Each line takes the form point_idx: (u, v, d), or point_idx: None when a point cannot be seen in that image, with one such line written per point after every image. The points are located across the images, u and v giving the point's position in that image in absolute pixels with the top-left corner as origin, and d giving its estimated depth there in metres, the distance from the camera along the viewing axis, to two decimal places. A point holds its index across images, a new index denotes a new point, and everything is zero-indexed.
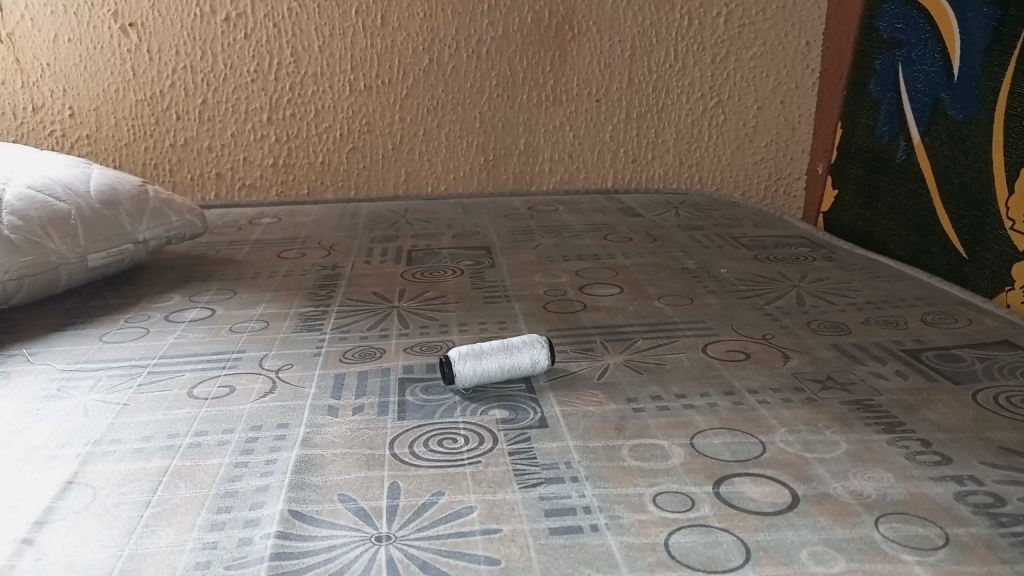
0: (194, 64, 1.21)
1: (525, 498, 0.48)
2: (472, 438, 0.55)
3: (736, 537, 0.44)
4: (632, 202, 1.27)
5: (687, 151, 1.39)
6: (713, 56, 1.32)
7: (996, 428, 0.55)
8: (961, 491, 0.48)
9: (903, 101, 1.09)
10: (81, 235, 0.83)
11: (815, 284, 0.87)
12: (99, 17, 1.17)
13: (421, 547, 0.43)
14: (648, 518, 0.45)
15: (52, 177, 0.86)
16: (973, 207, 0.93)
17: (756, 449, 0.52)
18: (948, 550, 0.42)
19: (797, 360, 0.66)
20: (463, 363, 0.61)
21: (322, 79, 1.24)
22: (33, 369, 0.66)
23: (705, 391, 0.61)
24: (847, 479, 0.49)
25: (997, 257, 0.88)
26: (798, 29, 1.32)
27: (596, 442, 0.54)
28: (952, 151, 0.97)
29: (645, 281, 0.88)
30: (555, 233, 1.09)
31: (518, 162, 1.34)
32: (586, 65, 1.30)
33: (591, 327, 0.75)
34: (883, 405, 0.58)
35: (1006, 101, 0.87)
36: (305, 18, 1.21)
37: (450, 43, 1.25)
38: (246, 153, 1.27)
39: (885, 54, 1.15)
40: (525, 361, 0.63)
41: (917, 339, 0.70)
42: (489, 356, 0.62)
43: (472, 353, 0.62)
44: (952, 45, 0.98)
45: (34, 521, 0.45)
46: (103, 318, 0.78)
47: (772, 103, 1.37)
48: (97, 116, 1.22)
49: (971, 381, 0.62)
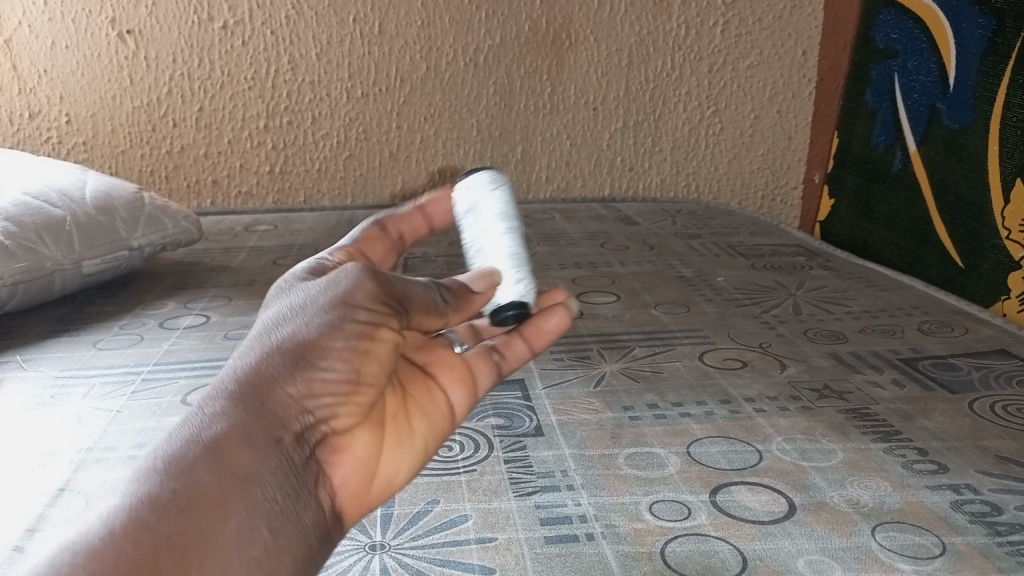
0: (192, 71, 1.21)
1: (521, 507, 0.47)
2: (466, 446, 0.55)
3: (733, 546, 0.43)
4: (630, 211, 1.27)
5: (684, 160, 1.39)
6: (711, 65, 1.33)
7: (993, 436, 0.55)
8: (957, 499, 0.47)
9: (899, 110, 1.09)
10: (76, 241, 0.83)
11: (812, 292, 0.87)
12: (97, 24, 1.17)
13: (414, 556, 0.43)
14: (643, 527, 0.45)
15: (46, 184, 0.85)
16: (969, 216, 0.93)
17: (753, 458, 0.52)
18: (944, 558, 0.42)
19: (794, 368, 0.66)
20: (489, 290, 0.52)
21: (319, 87, 1.24)
22: (25, 377, 0.66)
23: (702, 400, 0.60)
24: (844, 488, 0.49)
25: (993, 266, 0.89)
26: (795, 38, 1.33)
27: (592, 450, 0.53)
28: (949, 161, 0.97)
29: (642, 289, 0.88)
30: (552, 241, 1.09)
31: (515, 170, 1.35)
32: (584, 74, 1.31)
33: (588, 335, 0.75)
34: (880, 413, 0.58)
35: (1001, 111, 0.87)
36: (302, 25, 1.21)
37: (447, 51, 1.25)
38: (242, 160, 1.27)
39: (882, 64, 1.15)
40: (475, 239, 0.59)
41: (914, 348, 0.70)
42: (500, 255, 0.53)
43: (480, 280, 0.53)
44: (948, 55, 0.98)
45: (26, 529, 0.45)
46: (97, 325, 0.78)
47: (769, 113, 1.37)
48: (94, 123, 1.22)
49: (969, 390, 0.62)
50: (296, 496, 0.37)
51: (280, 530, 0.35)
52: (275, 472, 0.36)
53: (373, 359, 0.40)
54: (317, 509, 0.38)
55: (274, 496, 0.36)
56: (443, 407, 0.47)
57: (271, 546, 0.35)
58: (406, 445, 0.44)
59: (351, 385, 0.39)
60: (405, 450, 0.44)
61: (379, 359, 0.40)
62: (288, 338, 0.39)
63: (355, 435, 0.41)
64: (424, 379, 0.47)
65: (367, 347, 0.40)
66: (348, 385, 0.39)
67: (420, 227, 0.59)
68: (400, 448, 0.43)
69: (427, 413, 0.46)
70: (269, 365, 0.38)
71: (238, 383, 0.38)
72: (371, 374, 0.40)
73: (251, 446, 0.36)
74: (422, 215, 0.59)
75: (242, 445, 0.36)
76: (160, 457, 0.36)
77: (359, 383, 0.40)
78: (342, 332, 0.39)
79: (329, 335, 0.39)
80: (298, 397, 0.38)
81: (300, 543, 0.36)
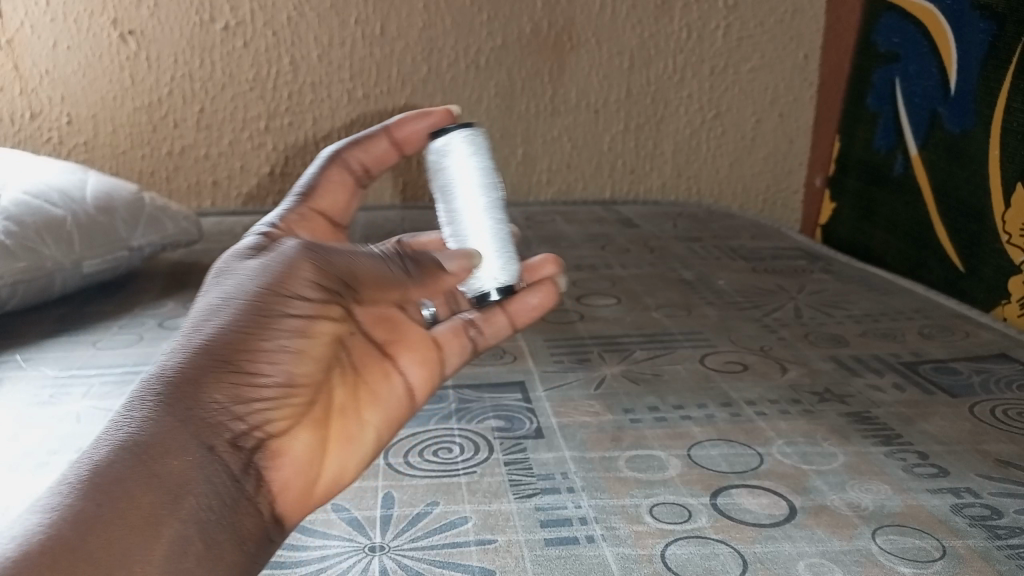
0: (193, 72, 1.21)
1: (521, 509, 0.47)
2: (467, 447, 0.55)
3: (734, 549, 0.43)
4: (631, 214, 1.27)
5: (685, 164, 1.39)
6: (712, 68, 1.33)
7: (993, 440, 0.55)
8: (957, 503, 0.47)
9: (901, 114, 1.09)
10: (76, 241, 0.82)
11: (813, 296, 0.87)
12: (99, 25, 1.17)
13: (414, 558, 0.43)
14: (644, 529, 0.45)
15: (47, 184, 0.85)
16: (970, 220, 0.93)
17: (754, 461, 0.52)
18: (945, 562, 0.42)
19: (795, 372, 0.66)
20: (477, 273, 0.55)
21: (320, 88, 1.24)
22: (25, 376, 0.65)
23: (703, 403, 0.60)
24: (845, 491, 0.49)
25: (993, 270, 0.89)
26: (797, 41, 1.33)
27: (593, 452, 0.53)
28: (949, 165, 0.97)
29: (643, 292, 0.88)
30: (553, 243, 1.09)
31: (516, 172, 1.35)
32: (585, 76, 1.31)
33: (589, 337, 0.75)
34: (880, 417, 0.58)
35: (1002, 116, 0.87)
36: (304, 27, 1.21)
37: (449, 53, 1.25)
38: (242, 161, 1.27)
39: (883, 68, 1.15)
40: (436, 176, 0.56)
41: (915, 351, 0.70)
42: (486, 238, 0.55)
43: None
44: (949, 60, 0.98)
45: None
46: (97, 325, 0.78)
47: (770, 116, 1.38)
48: (95, 123, 1.21)
49: (969, 394, 0.62)
50: (231, 502, 0.39)
51: (216, 537, 0.38)
52: (209, 480, 0.39)
53: (308, 360, 0.44)
54: (255, 514, 0.40)
55: (209, 503, 0.38)
56: (400, 390, 0.50)
57: (205, 556, 0.37)
58: (352, 439, 0.47)
59: (283, 389, 0.43)
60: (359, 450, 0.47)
61: (311, 359, 0.44)
62: (217, 344, 0.41)
63: (299, 437, 0.44)
64: (383, 362, 0.50)
65: (299, 349, 0.44)
66: (279, 389, 0.43)
67: (351, 186, 0.57)
68: (347, 445, 0.46)
69: (382, 402, 0.49)
70: (198, 372, 0.41)
71: (167, 392, 0.40)
72: (303, 375, 0.44)
73: (184, 454, 0.38)
74: (350, 173, 0.57)
75: (175, 454, 0.38)
76: (86, 468, 0.37)
77: (291, 385, 0.43)
78: (273, 336, 0.43)
79: (260, 341, 0.42)
80: (229, 403, 0.41)
81: (235, 549, 0.39)
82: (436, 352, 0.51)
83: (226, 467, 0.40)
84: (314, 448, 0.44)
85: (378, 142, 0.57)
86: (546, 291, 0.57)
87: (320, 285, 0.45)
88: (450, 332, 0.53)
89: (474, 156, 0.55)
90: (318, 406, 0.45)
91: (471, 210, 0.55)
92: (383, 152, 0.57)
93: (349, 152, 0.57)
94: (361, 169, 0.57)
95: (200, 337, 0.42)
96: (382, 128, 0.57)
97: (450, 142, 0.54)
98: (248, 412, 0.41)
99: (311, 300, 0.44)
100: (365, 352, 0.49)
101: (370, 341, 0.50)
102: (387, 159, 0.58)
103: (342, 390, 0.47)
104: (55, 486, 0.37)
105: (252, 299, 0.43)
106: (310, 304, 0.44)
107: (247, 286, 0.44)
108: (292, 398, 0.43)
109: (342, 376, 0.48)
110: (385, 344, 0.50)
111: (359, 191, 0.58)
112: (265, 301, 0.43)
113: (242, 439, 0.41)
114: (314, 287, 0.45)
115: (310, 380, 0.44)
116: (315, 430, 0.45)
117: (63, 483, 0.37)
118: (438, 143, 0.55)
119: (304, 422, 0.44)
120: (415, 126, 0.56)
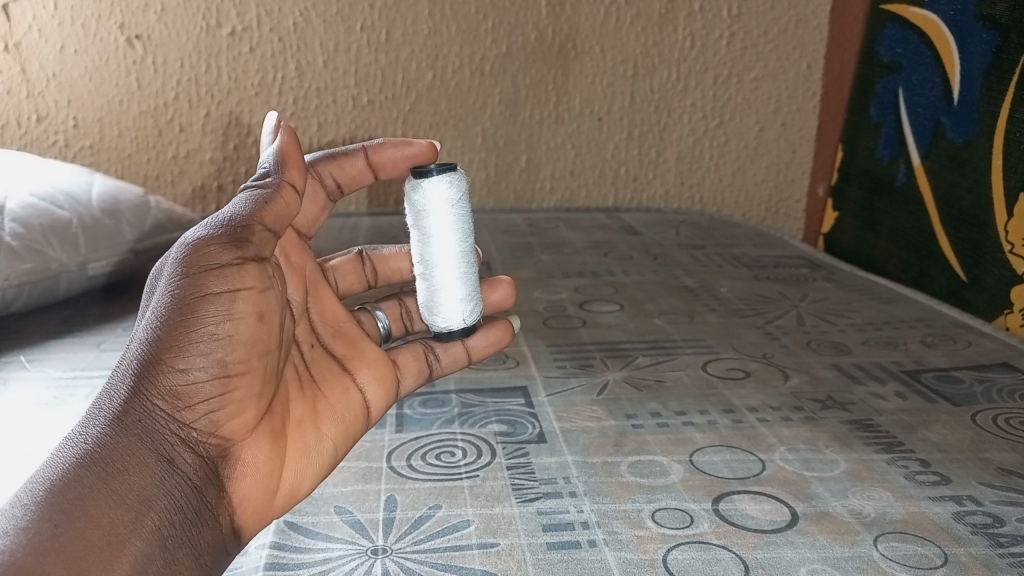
0: (200, 77, 1.22)
1: (524, 513, 0.47)
2: (469, 451, 0.55)
3: (735, 554, 0.43)
4: (634, 221, 1.28)
5: (687, 172, 1.40)
6: (715, 77, 1.34)
7: (996, 449, 0.55)
8: (959, 510, 0.47)
9: (903, 125, 1.10)
10: (82, 243, 0.83)
11: (815, 304, 0.87)
12: (107, 29, 1.17)
13: (417, 560, 0.43)
14: (646, 534, 0.45)
15: (55, 185, 0.86)
16: (973, 231, 0.93)
17: (756, 467, 0.52)
18: (946, 569, 0.42)
19: (797, 379, 0.66)
20: (444, 311, 0.58)
21: (325, 94, 1.25)
22: (30, 377, 0.66)
23: (705, 409, 0.60)
24: (847, 497, 0.49)
25: (996, 280, 0.89)
26: (800, 51, 1.34)
27: (595, 457, 0.53)
28: (952, 175, 0.97)
29: (645, 299, 0.88)
30: (556, 250, 1.10)
31: (519, 179, 1.36)
32: (589, 84, 1.31)
33: (591, 343, 0.75)
34: (882, 425, 0.58)
35: (1006, 126, 0.87)
36: (310, 32, 1.21)
37: (453, 60, 1.26)
38: (247, 165, 1.28)
39: (885, 78, 1.16)
40: (416, 210, 0.56)
41: (917, 360, 0.70)
42: (455, 280, 0.57)
43: (432, 298, 0.58)
44: (952, 70, 0.99)
45: None
46: (101, 326, 0.78)
47: (773, 125, 1.39)
48: (101, 126, 1.22)
49: (971, 403, 0.62)
50: (190, 513, 0.40)
51: (176, 552, 0.39)
52: (167, 492, 0.40)
53: (238, 344, 0.43)
54: (213, 526, 0.42)
55: (168, 516, 0.39)
56: (358, 405, 0.52)
57: (165, 570, 0.38)
58: (308, 450, 0.48)
59: (222, 384, 0.42)
60: (313, 461, 0.48)
61: (243, 344, 0.43)
62: (154, 347, 0.41)
63: (253, 445, 0.45)
64: (343, 379, 0.53)
65: (228, 333, 0.42)
66: (218, 386, 0.42)
67: (324, 200, 0.57)
68: (306, 457, 0.48)
69: (340, 416, 0.51)
70: (143, 379, 0.41)
71: (118, 407, 0.40)
72: (238, 364, 0.43)
73: (142, 470, 0.39)
74: (322, 190, 0.56)
75: (137, 470, 0.39)
76: (42, 488, 0.37)
77: (229, 377, 0.43)
78: (200, 323, 0.42)
79: (191, 331, 0.42)
80: (176, 409, 0.41)
81: (194, 563, 0.40)
82: (394, 372, 0.55)
83: (182, 478, 0.41)
84: (269, 457, 0.45)
85: (355, 160, 0.57)
86: (502, 328, 0.61)
87: (231, 245, 0.43)
88: (409, 354, 0.57)
89: (454, 199, 0.56)
90: (275, 417, 0.47)
91: (443, 252, 0.57)
92: (358, 173, 0.57)
93: (272, 166, 0.48)
94: (333, 186, 0.57)
95: (141, 342, 0.42)
96: (360, 147, 0.57)
97: (432, 185, 0.55)
98: (197, 418, 0.42)
99: (226, 266, 0.43)
100: (327, 366, 0.53)
101: (330, 356, 0.54)
102: (362, 179, 0.57)
103: (302, 403, 0.50)
104: (7, 509, 0.36)
105: (174, 287, 0.43)
106: (224, 272, 0.43)
107: (170, 277, 0.43)
108: (235, 397, 0.43)
109: (303, 389, 0.51)
110: (345, 360, 0.54)
111: (331, 205, 0.58)
112: (186, 282, 0.42)
113: (196, 448, 0.42)
114: (226, 249, 0.43)
115: (247, 367, 0.43)
116: (270, 440, 0.46)
117: (16, 506, 0.36)
118: (419, 181, 0.56)
119: (258, 432, 0.45)
120: (394, 154, 0.56)
